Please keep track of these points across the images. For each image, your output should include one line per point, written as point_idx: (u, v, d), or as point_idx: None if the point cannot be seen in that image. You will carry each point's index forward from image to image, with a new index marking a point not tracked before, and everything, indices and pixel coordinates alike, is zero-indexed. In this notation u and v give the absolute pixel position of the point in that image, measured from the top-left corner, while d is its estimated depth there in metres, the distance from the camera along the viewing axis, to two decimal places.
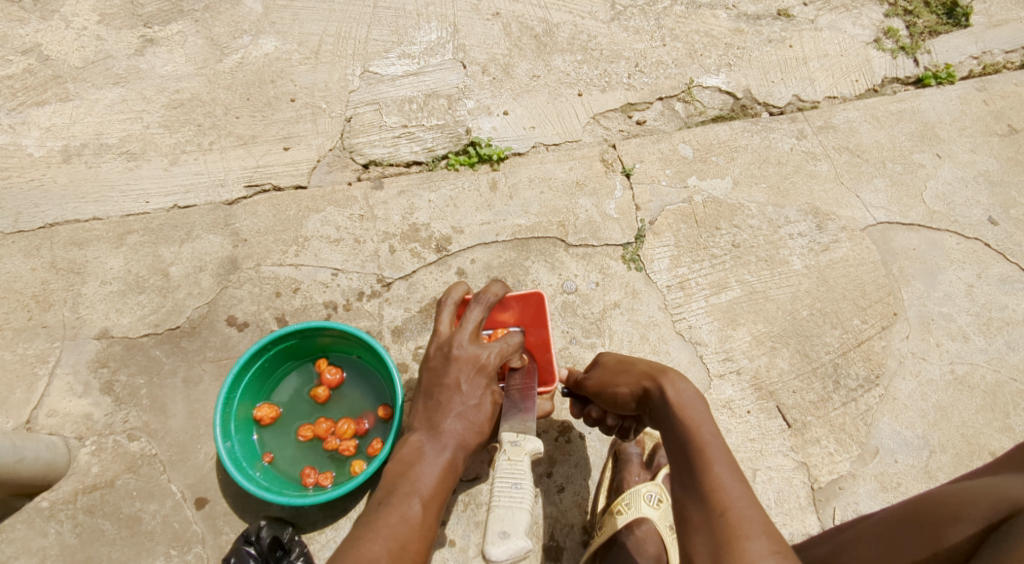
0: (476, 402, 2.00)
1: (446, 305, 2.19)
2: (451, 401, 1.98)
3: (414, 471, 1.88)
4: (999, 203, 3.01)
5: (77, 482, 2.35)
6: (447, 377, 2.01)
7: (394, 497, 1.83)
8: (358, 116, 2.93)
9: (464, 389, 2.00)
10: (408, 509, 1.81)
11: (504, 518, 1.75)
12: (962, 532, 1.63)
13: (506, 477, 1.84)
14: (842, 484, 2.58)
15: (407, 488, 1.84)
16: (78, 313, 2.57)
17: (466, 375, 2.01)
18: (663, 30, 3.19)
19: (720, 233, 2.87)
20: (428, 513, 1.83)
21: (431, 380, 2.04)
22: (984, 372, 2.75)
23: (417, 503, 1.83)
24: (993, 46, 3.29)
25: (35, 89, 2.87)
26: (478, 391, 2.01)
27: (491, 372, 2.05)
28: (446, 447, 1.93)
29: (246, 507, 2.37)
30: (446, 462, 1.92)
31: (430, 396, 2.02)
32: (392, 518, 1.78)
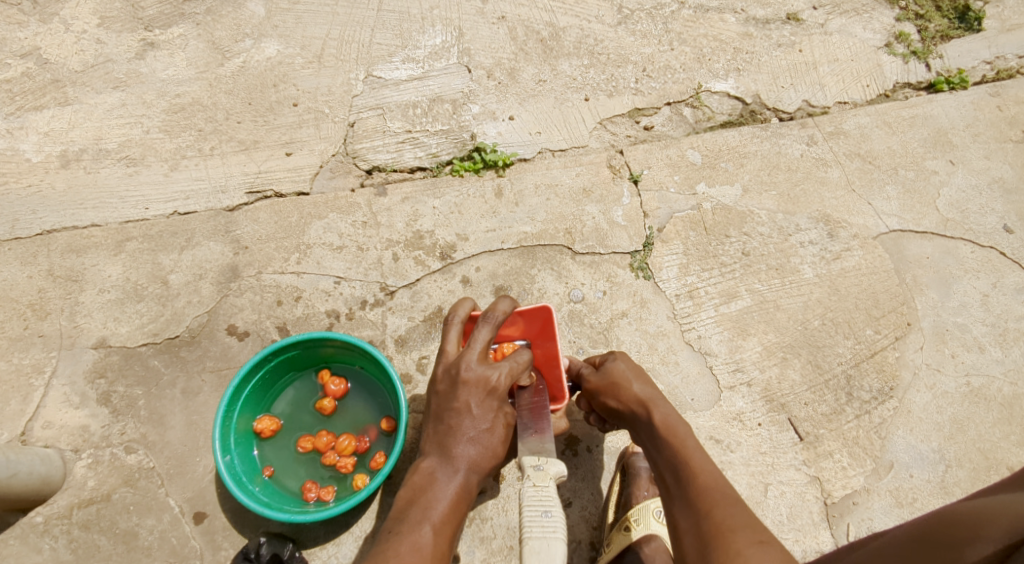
0: (487, 427, 1.96)
1: (451, 325, 2.12)
2: (463, 426, 1.93)
3: (426, 496, 1.84)
4: (1014, 211, 2.96)
5: (73, 496, 2.30)
6: (457, 402, 1.95)
7: (406, 524, 1.79)
8: (361, 121, 2.88)
9: (475, 413, 1.95)
10: (420, 536, 1.76)
11: (541, 550, 1.73)
12: (980, 552, 1.55)
13: (535, 505, 1.82)
14: (856, 499, 2.52)
15: (419, 515, 1.80)
16: (75, 322, 2.52)
17: (477, 398, 1.96)
18: (671, 34, 3.14)
19: (730, 241, 2.82)
20: (440, 541, 1.78)
21: (440, 404, 1.98)
22: (1000, 384, 2.69)
23: (428, 530, 1.78)
24: (1006, 51, 3.23)
25: (33, 93, 2.82)
26: (490, 414, 1.97)
27: (502, 394, 2.00)
28: (458, 472, 1.90)
29: (245, 522, 2.31)
30: (458, 487, 1.88)
31: (440, 420, 1.97)
32: (404, 546, 1.72)
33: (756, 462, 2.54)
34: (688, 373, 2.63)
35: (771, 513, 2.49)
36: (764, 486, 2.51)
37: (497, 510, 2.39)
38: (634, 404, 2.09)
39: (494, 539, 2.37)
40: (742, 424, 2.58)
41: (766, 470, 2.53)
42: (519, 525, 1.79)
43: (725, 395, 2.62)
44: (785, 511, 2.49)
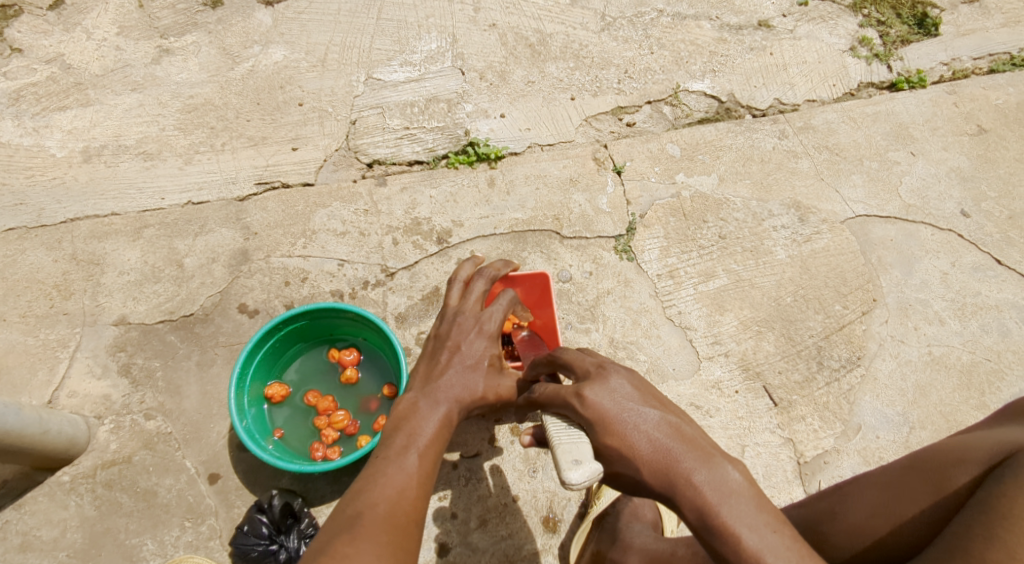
0: (474, 362, 2.15)
1: (455, 285, 2.36)
2: (452, 361, 2.12)
3: (410, 424, 1.95)
4: (970, 197, 3.18)
5: (97, 458, 2.45)
6: (450, 339, 2.17)
7: (391, 450, 1.89)
8: (362, 119, 3.09)
9: (465, 349, 2.16)
10: (405, 461, 1.86)
11: (570, 449, 1.76)
12: (966, 472, 1.75)
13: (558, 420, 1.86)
14: (827, 459, 2.69)
15: (404, 442, 1.91)
16: (97, 301, 2.69)
17: (467, 338, 2.18)
18: (651, 40, 3.38)
19: (707, 226, 3.02)
20: (424, 463, 1.88)
21: (436, 344, 2.20)
22: (960, 353, 2.89)
23: (414, 455, 1.88)
24: (962, 53, 3.48)
25: (57, 95, 3.03)
26: (478, 351, 2.17)
27: (492, 335, 2.22)
28: (441, 402, 2.03)
29: (256, 481, 2.47)
30: (441, 417, 2.00)
31: (433, 358, 2.17)
32: (390, 468, 1.83)
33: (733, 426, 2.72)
34: (669, 346, 2.82)
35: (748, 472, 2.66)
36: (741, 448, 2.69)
37: (492, 470, 2.56)
38: (597, 418, 1.75)
39: (490, 497, 2.53)
40: (720, 391, 2.77)
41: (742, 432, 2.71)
42: (549, 438, 1.83)
43: (704, 365, 2.80)
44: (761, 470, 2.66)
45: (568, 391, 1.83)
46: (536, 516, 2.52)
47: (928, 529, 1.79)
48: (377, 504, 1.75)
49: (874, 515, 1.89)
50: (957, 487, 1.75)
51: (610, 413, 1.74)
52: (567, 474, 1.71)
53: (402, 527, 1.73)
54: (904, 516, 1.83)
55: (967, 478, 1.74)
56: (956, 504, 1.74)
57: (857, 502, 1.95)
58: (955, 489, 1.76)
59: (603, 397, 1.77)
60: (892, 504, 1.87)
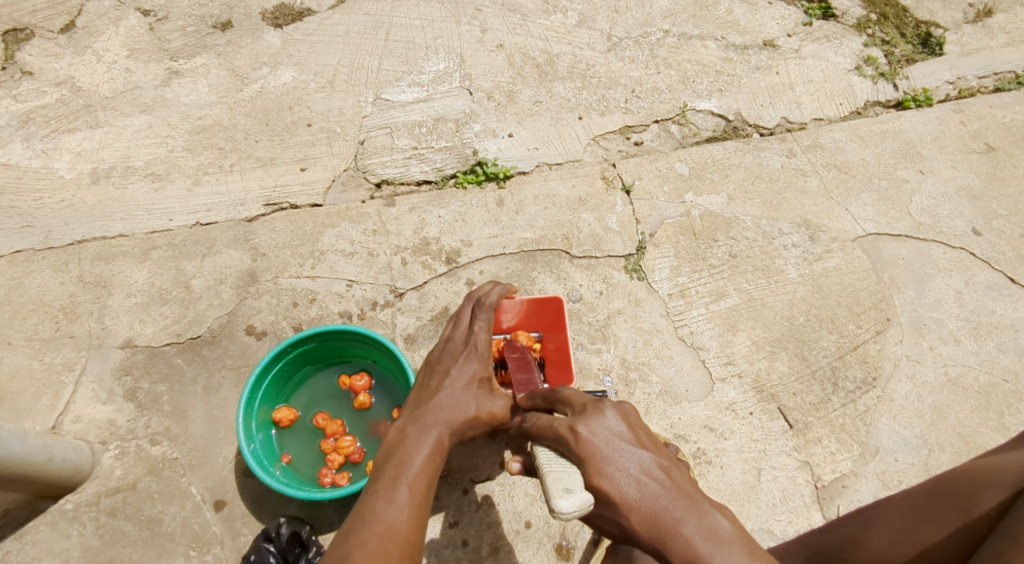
0: (464, 383, 2.20)
1: (467, 305, 2.38)
2: (442, 384, 2.18)
3: (400, 452, 1.96)
4: (981, 215, 3.17)
5: (101, 485, 2.41)
6: (439, 364, 2.24)
7: (381, 483, 1.87)
8: (370, 140, 3.08)
9: (454, 373, 2.21)
10: (395, 494, 1.84)
11: (562, 478, 1.75)
12: (993, 497, 1.73)
13: (551, 454, 1.87)
14: (845, 482, 2.65)
15: (393, 473, 1.89)
16: (104, 323, 2.66)
17: (456, 360, 2.24)
18: (657, 60, 3.38)
19: (717, 245, 3.00)
20: (416, 493, 1.85)
21: (425, 373, 2.27)
22: (976, 373, 2.85)
23: (404, 486, 1.86)
24: (967, 72, 3.49)
25: (67, 117, 3.02)
26: (467, 372, 2.23)
27: (482, 355, 2.28)
28: (431, 427, 2.05)
29: (263, 508, 2.42)
30: (432, 441, 2.01)
31: (423, 385, 2.23)
32: (379, 503, 1.81)
33: (749, 449, 2.68)
34: (682, 367, 2.79)
35: (765, 496, 2.62)
36: (757, 471, 2.65)
37: (503, 495, 2.52)
38: (587, 450, 1.79)
39: (502, 524, 2.49)
40: (735, 413, 2.73)
41: (758, 455, 2.67)
42: (541, 467, 1.83)
43: (717, 386, 2.77)
44: (778, 495, 2.62)
45: (562, 425, 1.87)
46: (548, 543, 2.47)
47: (955, 555, 1.75)
48: (366, 541, 1.71)
49: (898, 540, 1.85)
50: (985, 511, 1.72)
51: (593, 448, 1.79)
52: (554, 500, 1.68)
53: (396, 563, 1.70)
54: (929, 541, 1.80)
55: (993, 503, 1.72)
56: (985, 528, 1.72)
57: (879, 528, 1.90)
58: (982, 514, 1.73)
59: (597, 439, 1.80)
60: (917, 529, 1.83)
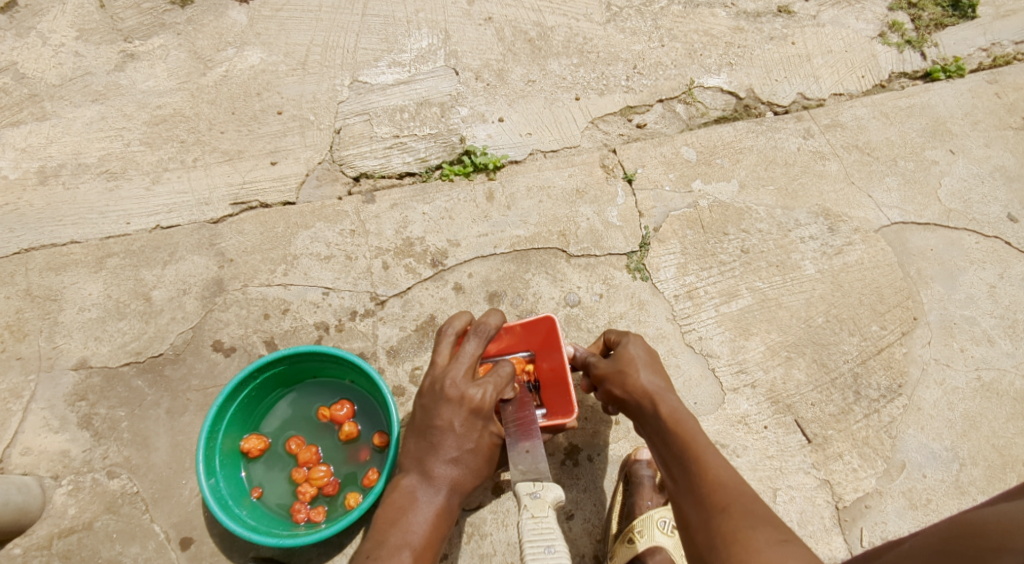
0: (472, 446, 1.90)
1: (471, 340, 1.95)
2: (447, 450, 1.88)
3: (405, 520, 1.82)
4: (1018, 199, 2.89)
5: (54, 526, 2.21)
6: (440, 419, 1.88)
7: (384, 549, 1.76)
8: (347, 127, 2.81)
9: (459, 430, 1.88)
10: (399, 562, 1.74)
11: None
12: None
13: (536, 541, 1.70)
14: (868, 502, 2.44)
15: (399, 540, 1.78)
16: (55, 342, 2.43)
17: (460, 412, 1.87)
18: (661, 31, 3.07)
19: (728, 239, 2.74)
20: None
21: (424, 420, 1.92)
22: (1012, 377, 2.62)
23: (408, 555, 1.76)
24: (1002, 38, 3.17)
25: (10, 109, 2.75)
26: (474, 434, 1.90)
27: (489, 412, 1.91)
28: (439, 492, 1.87)
29: (234, 546, 2.23)
30: (439, 507, 1.87)
31: (423, 436, 1.91)
32: None
33: (763, 467, 2.46)
34: (689, 377, 2.56)
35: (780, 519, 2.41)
36: (772, 491, 2.43)
37: (495, 524, 2.32)
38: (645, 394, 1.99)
39: (494, 556, 2.30)
40: (748, 427, 2.51)
41: (773, 474, 2.46)
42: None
43: (728, 398, 2.54)
44: (796, 517, 2.41)
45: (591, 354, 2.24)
46: None
47: None
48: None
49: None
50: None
51: (653, 390, 1.99)
52: None
53: None
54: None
55: None
56: None
57: None
58: None
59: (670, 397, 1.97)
60: None
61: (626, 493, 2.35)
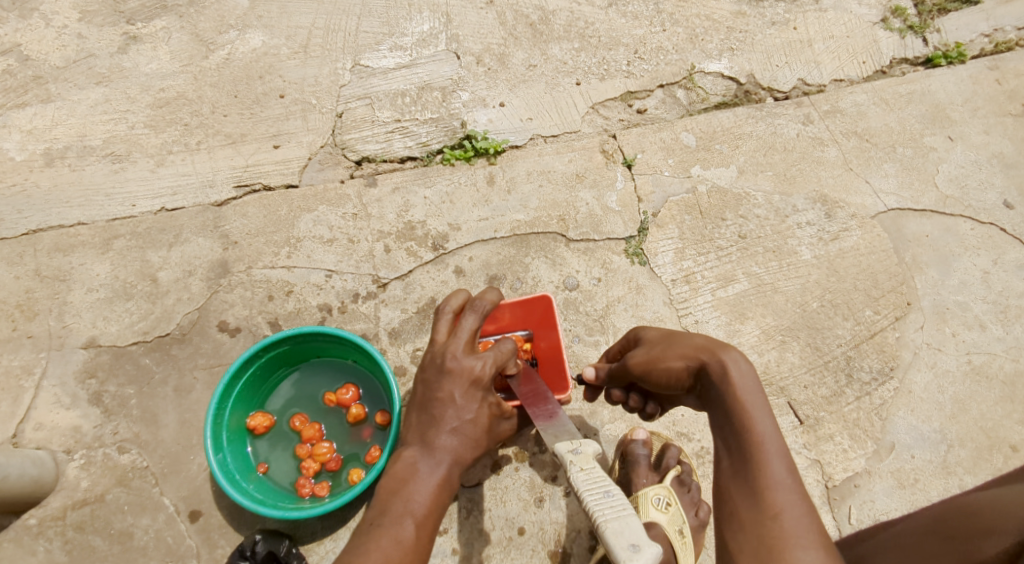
0: (471, 418, 1.90)
1: (467, 315, 1.95)
2: (448, 420, 1.86)
3: (408, 489, 1.79)
4: (1014, 186, 2.91)
5: (66, 498, 2.28)
6: (441, 391, 1.88)
7: (387, 517, 1.75)
8: (349, 112, 2.83)
9: (459, 402, 1.88)
10: (401, 530, 1.72)
11: (621, 531, 1.48)
12: (996, 544, 1.46)
13: (593, 489, 1.61)
14: (857, 482, 2.49)
15: (400, 509, 1.76)
16: (64, 322, 2.49)
17: (460, 386, 1.88)
18: (663, 15, 3.08)
19: (726, 224, 2.78)
20: (422, 533, 1.75)
21: (425, 394, 1.91)
22: (1002, 361, 2.66)
23: (410, 523, 1.74)
24: (1005, 23, 3.17)
25: (15, 91, 2.78)
26: (474, 404, 1.90)
27: (487, 383, 1.93)
28: (441, 463, 1.84)
29: (242, 519, 2.30)
30: (442, 478, 1.83)
31: (425, 410, 1.90)
32: (384, 541, 1.69)
33: None
34: None
35: None
36: None
37: (495, 500, 2.39)
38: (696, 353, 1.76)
39: (493, 531, 2.36)
40: None
41: None
42: (589, 518, 1.55)
43: None
44: None
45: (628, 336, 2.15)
46: (543, 550, 2.35)
47: None
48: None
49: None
50: (982, 560, 1.46)
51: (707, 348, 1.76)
52: None
53: None
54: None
55: (997, 550, 1.45)
56: None
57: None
58: (983, 562, 1.46)
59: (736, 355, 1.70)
60: None
61: (622, 471, 2.40)
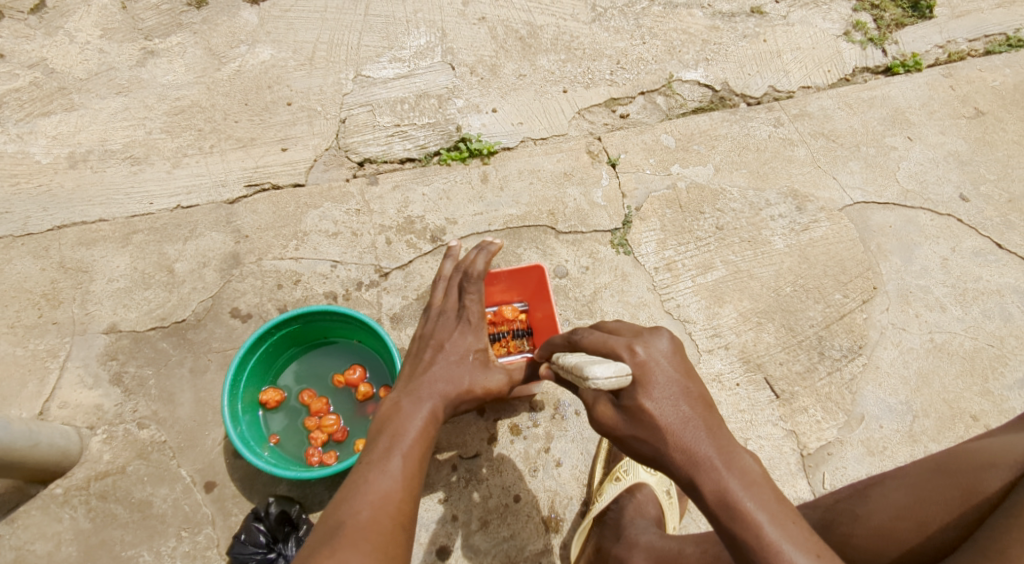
0: (458, 357, 2.22)
1: (455, 276, 2.36)
2: (436, 358, 2.20)
3: (395, 423, 2.00)
4: (969, 180, 3.15)
5: (90, 469, 2.44)
6: (432, 340, 2.25)
7: (375, 455, 1.91)
8: (352, 117, 3.05)
9: (446, 348, 2.23)
10: (389, 463, 1.89)
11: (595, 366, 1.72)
12: (997, 478, 1.77)
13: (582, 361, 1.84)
14: (830, 450, 2.67)
15: (387, 444, 1.94)
16: (87, 309, 2.66)
17: (447, 334, 2.26)
18: (643, 29, 3.33)
19: (703, 217, 2.99)
20: (409, 464, 1.90)
21: (419, 345, 2.28)
22: (962, 339, 2.86)
23: (398, 457, 1.91)
24: (957, 35, 3.44)
25: (41, 101, 2.98)
26: (458, 350, 2.23)
27: (472, 333, 2.27)
28: (424, 400, 2.08)
29: (254, 489, 2.45)
30: (426, 414, 2.05)
31: (416, 358, 2.24)
32: (374, 473, 1.85)
33: (735, 420, 2.69)
34: None
35: None
36: (743, 441, 2.66)
37: (491, 470, 2.55)
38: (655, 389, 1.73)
39: (490, 498, 2.52)
40: (721, 384, 2.73)
41: (744, 426, 2.68)
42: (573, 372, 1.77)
43: (704, 358, 2.77)
44: (765, 464, 2.64)
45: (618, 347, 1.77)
46: (536, 515, 2.51)
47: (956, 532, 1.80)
48: (360, 510, 1.77)
49: (897, 513, 1.89)
50: (988, 492, 1.76)
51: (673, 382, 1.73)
52: (590, 370, 1.66)
53: (389, 532, 1.75)
54: (931, 524, 1.83)
55: (999, 481, 1.76)
56: (988, 508, 1.75)
57: (879, 506, 1.93)
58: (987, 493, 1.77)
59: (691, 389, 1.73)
60: (919, 505, 1.87)
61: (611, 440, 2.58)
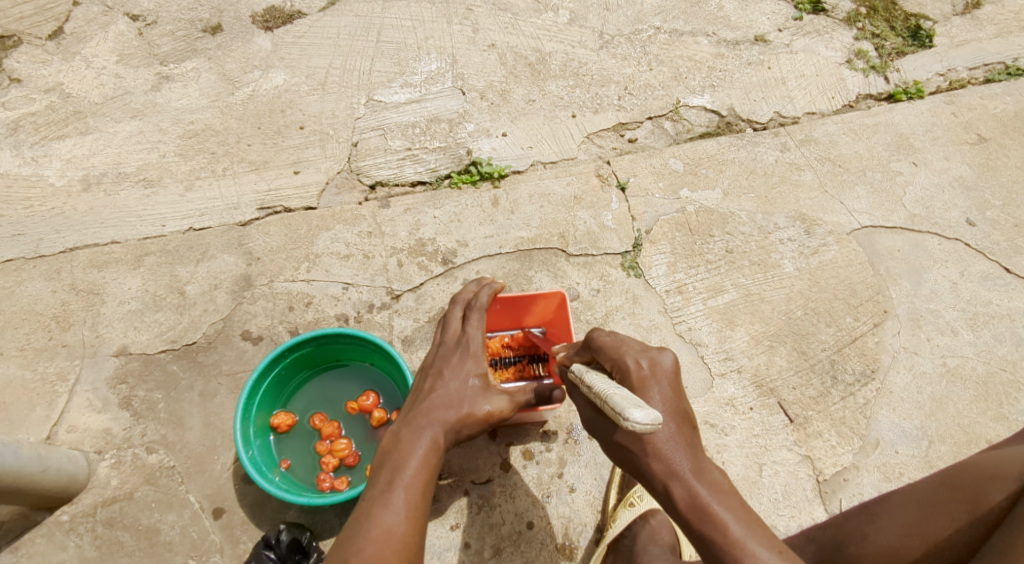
0: (460, 382, 2.18)
1: (453, 307, 2.35)
2: (436, 385, 2.16)
3: (397, 456, 1.95)
4: (975, 206, 3.18)
5: (98, 495, 2.40)
6: (432, 369, 2.22)
7: (376, 491, 1.87)
8: (363, 141, 3.06)
9: (447, 374, 2.19)
10: (391, 497, 1.85)
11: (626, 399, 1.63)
12: (999, 491, 1.79)
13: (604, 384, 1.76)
14: (846, 475, 2.65)
15: (386, 480, 1.89)
16: (97, 331, 2.64)
17: (448, 361, 2.21)
18: (650, 56, 3.38)
19: (713, 240, 3.00)
20: (411, 495, 1.86)
21: (420, 375, 2.25)
22: (974, 363, 2.86)
23: (399, 491, 1.87)
24: (957, 64, 3.50)
25: (57, 124, 2.99)
26: (459, 375, 2.18)
27: (474, 358, 2.23)
28: (425, 427, 2.04)
29: (263, 516, 2.42)
30: (428, 442, 2.00)
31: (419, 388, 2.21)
32: (376, 508, 1.82)
33: (750, 444, 2.68)
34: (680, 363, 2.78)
35: (767, 491, 2.61)
36: (758, 466, 2.64)
37: (504, 495, 2.52)
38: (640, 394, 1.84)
39: (503, 525, 2.48)
40: (735, 409, 2.72)
41: (759, 450, 2.67)
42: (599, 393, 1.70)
43: (717, 382, 2.76)
44: (780, 489, 2.62)
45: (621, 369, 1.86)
46: (550, 542, 2.48)
47: (964, 549, 1.79)
48: (364, 547, 1.74)
49: (903, 529, 1.89)
50: (993, 506, 1.78)
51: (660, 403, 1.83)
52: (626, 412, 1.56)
53: None
54: (939, 538, 1.84)
55: (1002, 495, 1.78)
56: (993, 521, 1.77)
57: (887, 523, 1.93)
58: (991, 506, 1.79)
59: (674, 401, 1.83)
60: (925, 521, 1.87)
61: None
